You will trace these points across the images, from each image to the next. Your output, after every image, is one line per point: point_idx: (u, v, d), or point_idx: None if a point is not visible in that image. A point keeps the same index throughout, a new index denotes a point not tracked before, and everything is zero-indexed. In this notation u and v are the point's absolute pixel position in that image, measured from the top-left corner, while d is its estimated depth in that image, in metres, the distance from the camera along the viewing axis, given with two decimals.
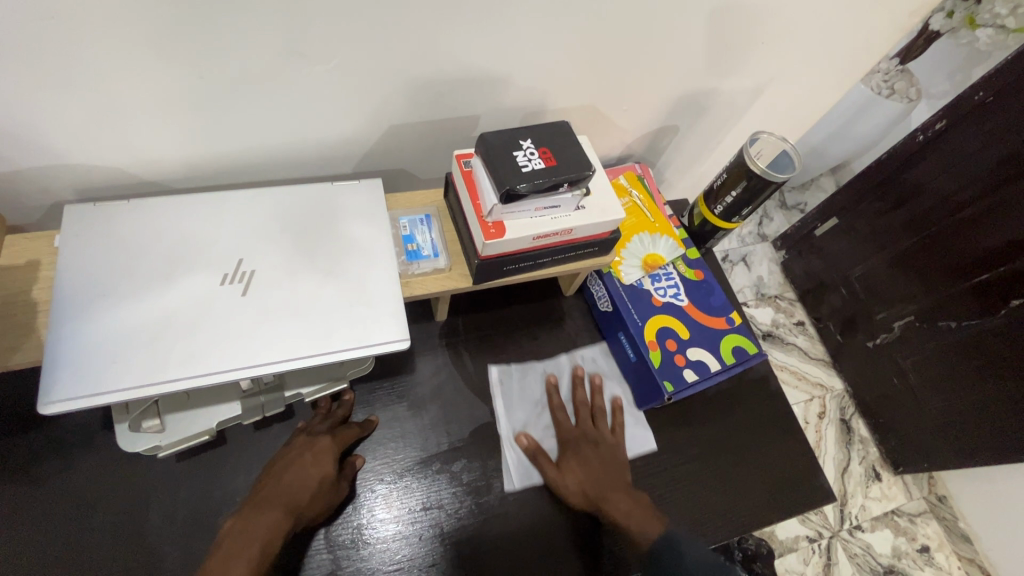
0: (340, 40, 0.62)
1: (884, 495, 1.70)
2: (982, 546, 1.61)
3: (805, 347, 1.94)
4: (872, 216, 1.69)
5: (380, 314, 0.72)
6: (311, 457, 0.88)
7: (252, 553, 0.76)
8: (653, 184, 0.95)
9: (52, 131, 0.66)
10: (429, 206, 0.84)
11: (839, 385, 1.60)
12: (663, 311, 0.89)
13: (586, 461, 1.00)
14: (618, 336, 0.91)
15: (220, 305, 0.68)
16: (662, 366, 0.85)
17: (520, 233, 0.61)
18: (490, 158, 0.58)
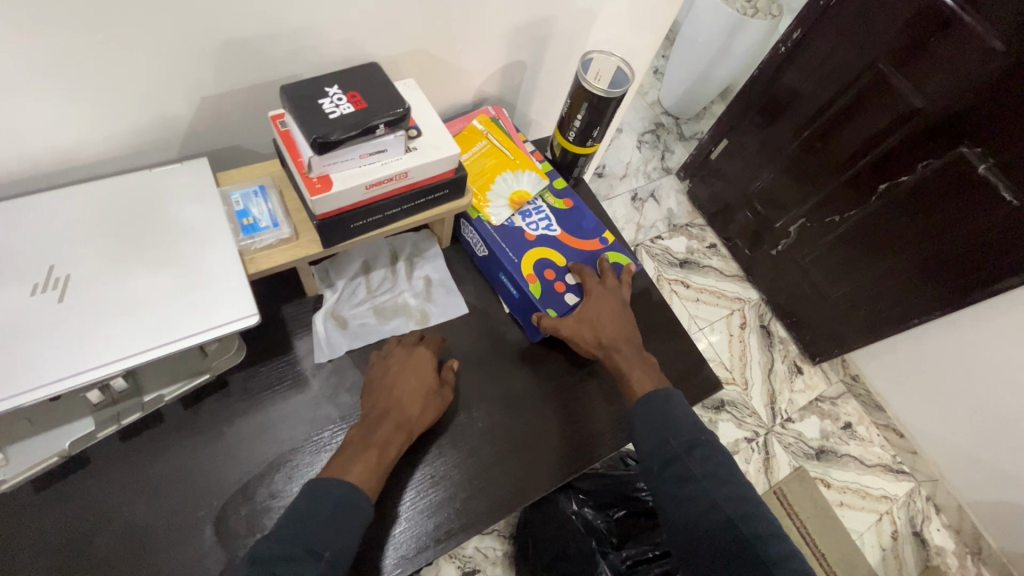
0: (103, 15, 0.56)
1: (807, 386, 1.85)
2: (895, 411, 1.79)
3: (720, 267, 2.05)
4: (757, 130, 1.78)
5: (229, 294, 0.66)
6: (414, 369, 0.85)
7: (367, 460, 0.75)
8: (508, 123, 0.96)
9: None
10: (263, 176, 0.77)
11: (748, 299, 1.99)
12: (535, 244, 0.90)
13: (609, 312, 0.87)
14: (500, 276, 0.91)
15: (37, 316, 0.60)
16: (543, 296, 0.88)
17: (349, 183, 0.62)
18: (295, 110, 0.58)
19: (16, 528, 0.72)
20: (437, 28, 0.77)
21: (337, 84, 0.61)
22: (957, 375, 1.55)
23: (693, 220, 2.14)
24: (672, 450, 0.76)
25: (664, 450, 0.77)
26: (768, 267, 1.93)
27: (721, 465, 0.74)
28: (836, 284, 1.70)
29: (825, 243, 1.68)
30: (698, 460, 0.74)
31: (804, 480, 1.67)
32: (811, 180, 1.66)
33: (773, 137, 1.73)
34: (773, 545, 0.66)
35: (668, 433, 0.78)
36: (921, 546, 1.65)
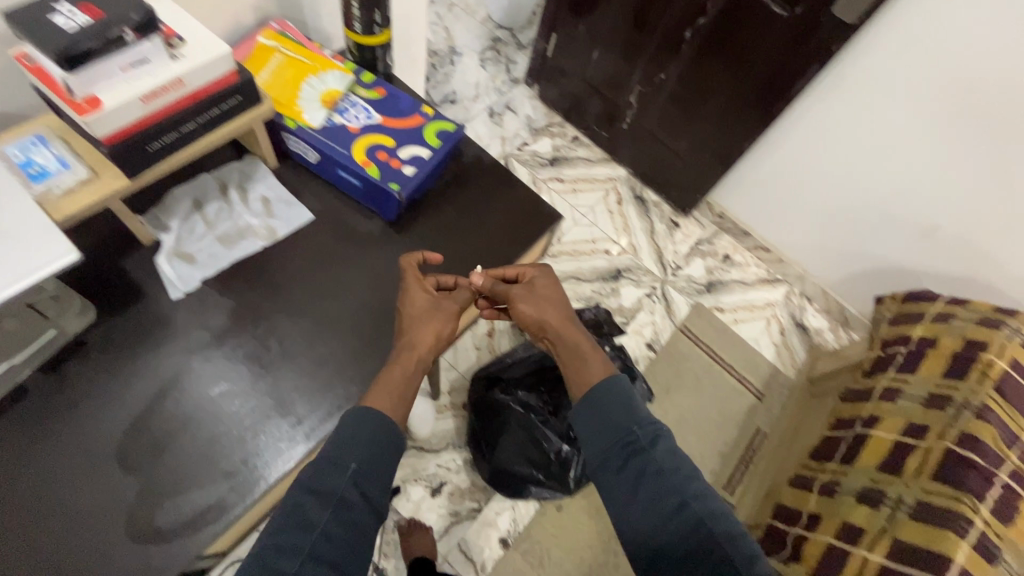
0: None
1: (686, 235, 2.06)
2: (759, 233, 2.05)
3: (587, 155, 2.18)
4: (577, 16, 1.86)
5: (42, 245, 0.79)
6: (418, 299, 1.06)
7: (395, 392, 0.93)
8: (297, 35, 1.13)
9: None
10: (41, 128, 0.90)
11: (618, 176, 2.15)
12: (361, 133, 1.12)
13: (547, 300, 1.08)
14: (340, 171, 1.12)
15: None
16: (380, 173, 1.08)
17: (122, 98, 0.83)
18: (32, 32, 0.74)
19: None
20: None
21: (69, 4, 0.78)
22: (794, 184, 1.80)
23: (552, 119, 2.24)
24: (637, 441, 0.85)
25: (630, 443, 0.85)
26: (626, 142, 2.08)
27: (679, 461, 0.83)
28: (679, 136, 1.88)
29: (661, 102, 1.84)
30: (660, 451, 0.83)
31: (700, 313, 1.90)
32: (632, 47, 1.78)
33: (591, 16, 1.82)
34: (732, 536, 0.76)
35: (632, 423, 0.87)
36: (804, 333, 1.95)
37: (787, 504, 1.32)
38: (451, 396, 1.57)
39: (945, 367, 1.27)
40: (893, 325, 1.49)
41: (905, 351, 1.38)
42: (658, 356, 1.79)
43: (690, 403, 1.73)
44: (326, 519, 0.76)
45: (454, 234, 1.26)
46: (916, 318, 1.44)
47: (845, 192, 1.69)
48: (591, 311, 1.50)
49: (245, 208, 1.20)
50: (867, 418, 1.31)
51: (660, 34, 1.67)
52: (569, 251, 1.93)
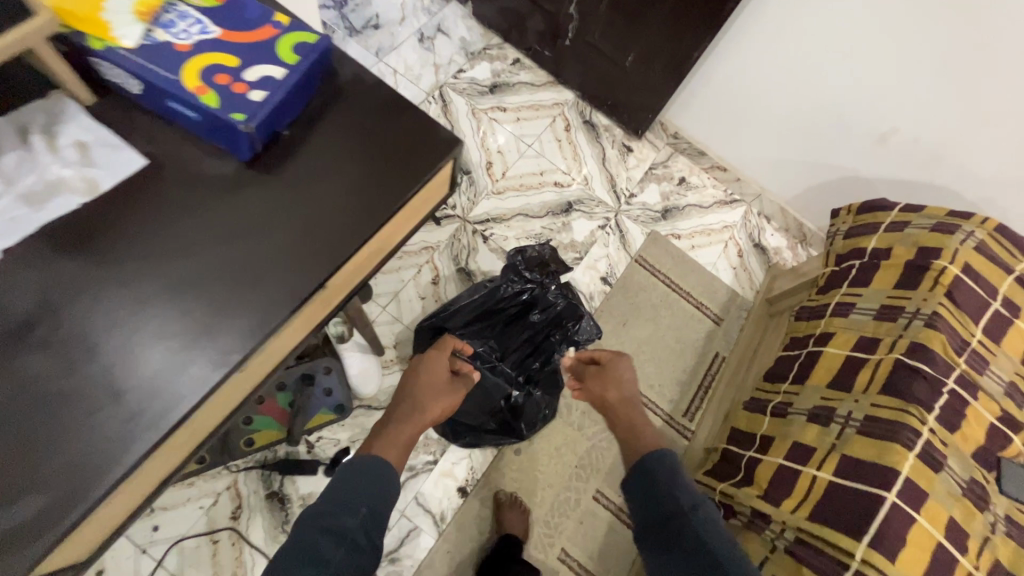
0: None
1: (639, 160, 1.94)
2: (715, 151, 1.94)
3: (530, 80, 1.99)
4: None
5: None
6: (447, 393, 1.07)
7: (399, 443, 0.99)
8: None
9: None
10: None
11: (565, 101, 1.98)
12: (194, 53, 0.66)
13: (614, 380, 1.19)
14: (167, 104, 0.65)
15: None
16: (221, 103, 0.63)
17: None
18: None
19: None
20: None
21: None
22: (748, 94, 1.68)
23: (489, 40, 2.02)
24: (682, 505, 0.99)
25: (673, 509, 0.99)
26: (573, 61, 1.90)
27: (725, 540, 0.95)
28: (627, 51, 1.71)
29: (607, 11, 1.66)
30: (699, 517, 0.97)
31: (656, 241, 1.82)
32: None
33: None
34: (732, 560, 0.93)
35: (675, 489, 1.00)
36: (762, 254, 1.90)
37: (742, 428, 1.31)
38: (397, 349, 1.49)
39: (897, 278, 1.23)
40: (848, 238, 1.42)
41: (858, 263, 1.33)
42: (613, 289, 1.73)
43: (648, 335, 1.69)
44: (336, 555, 0.82)
45: (300, 184, 0.68)
46: (870, 229, 1.37)
47: (800, 99, 1.59)
48: (531, 248, 1.38)
49: None
50: (819, 335, 1.28)
51: None
52: (516, 186, 1.79)
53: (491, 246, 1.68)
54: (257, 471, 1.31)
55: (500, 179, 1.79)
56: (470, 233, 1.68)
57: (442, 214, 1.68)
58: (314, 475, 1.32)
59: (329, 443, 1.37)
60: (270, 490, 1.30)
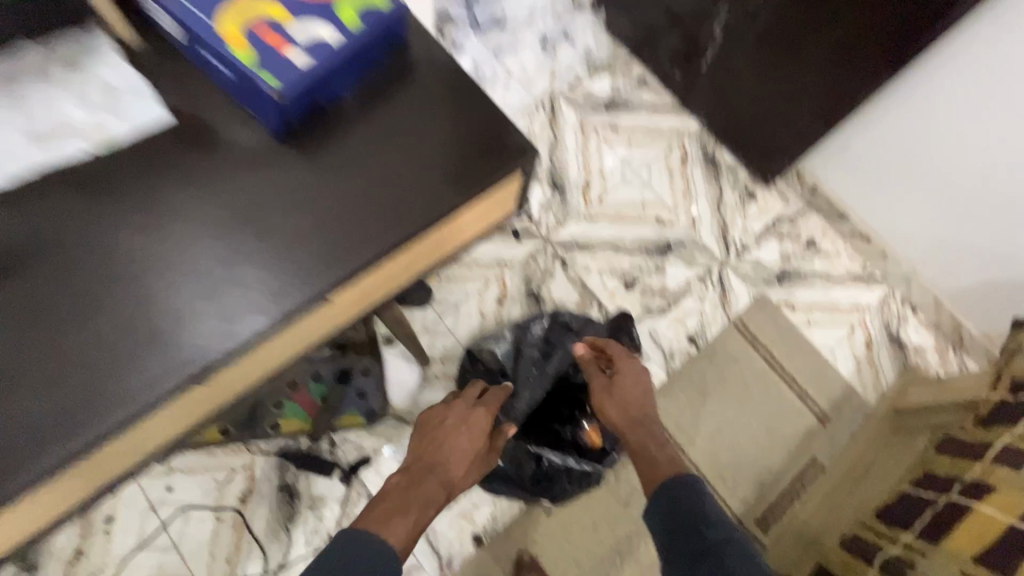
0: None
1: (762, 210, 1.67)
2: (859, 217, 1.63)
3: (653, 100, 1.78)
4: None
5: None
6: (464, 436, 0.97)
7: (410, 519, 0.82)
8: None
9: None
10: None
11: (686, 130, 1.75)
12: (233, 7, 0.75)
13: (634, 394, 1.02)
14: (203, 55, 0.76)
15: None
16: (260, 63, 0.73)
17: None
18: None
19: None
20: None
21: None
22: (924, 155, 1.38)
23: (611, 51, 1.82)
24: (701, 547, 0.75)
25: (700, 546, 0.75)
26: (708, 87, 1.65)
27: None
28: (772, 84, 1.46)
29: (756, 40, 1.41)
30: (731, 559, 0.73)
31: (764, 307, 1.55)
32: None
33: None
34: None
35: (701, 524, 0.78)
36: (898, 349, 1.54)
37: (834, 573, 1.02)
38: (443, 365, 1.37)
39: None
40: None
41: None
42: (701, 353, 1.48)
43: (731, 415, 1.42)
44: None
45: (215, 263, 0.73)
46: None
47: (1010, 170, 1.25)
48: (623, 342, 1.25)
49: (85, 90, 0.75)
50: (969, 483, 0.96)
51: None
52: (611, 213, 1.61)
53: (569, 274, 1.51)
54: (275, 458, 1.25)
55: (595, 204, 1.61)
56: (549, 256, 1.53)
57: (524, 230, 1.55)
58: (328, 479, 1.24)
59: (351, 449, 1.28)
60: (283, 480, 1.24)
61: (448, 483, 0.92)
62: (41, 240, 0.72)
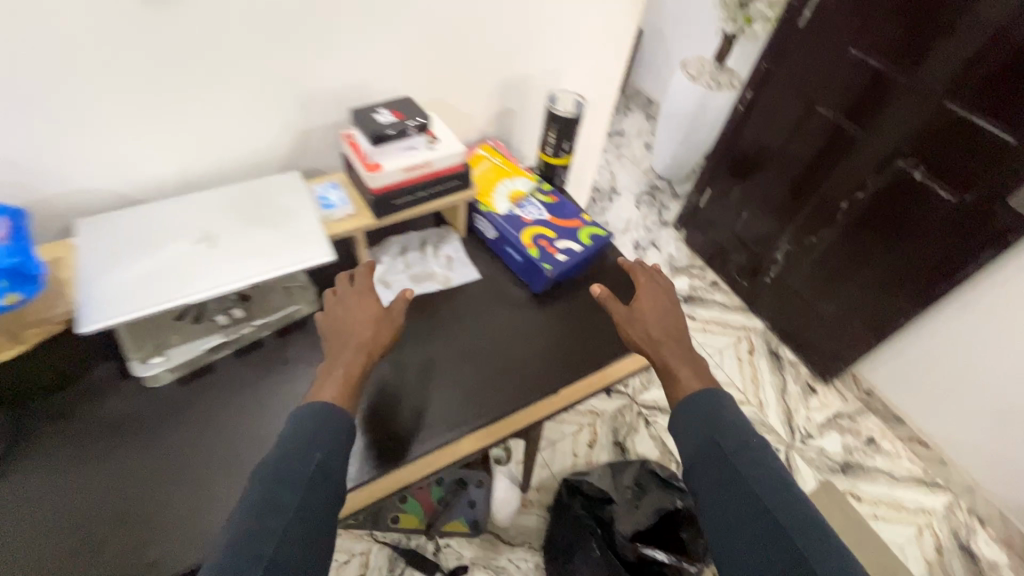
0: (222, 78, 0.74)
1: (823, 404, 1.89)
2: (916, 424, 1.81)
3: (724, 300, 2.16)
4: (731, 183, 1.94)
5: (309, 239, 0.76)
6: (364, 308, 0.72)
7: (338, 375, 0.65)
8: (505, 151, 1.06)
9: (21, 170, 0.69)
10: (335, 177, 0.86)
11: (751, 327, 2.09)
12: (533, 225, 0.95)
13: (659, 309, 0.79)
14: (507, 251, 0.94)
15: (204, 256, 0.72)
16: (539, 255, 0.90)
17: (393, 164, 0.77)
18: (356, 121, 0.76)
19: (42, 497, 0.62)
20: (469, 84, 0.97)
21: (386, 107, 0.77)
22: (967, 383, 1.61)
23: (690, 261, 2.25)
24: (715, 448, 0.60)
25: (724, 471, 0.58)
26: (772, 298, 1.99)
27: (780, 480, 0.56)
28: (827, 302, 1.76)
29: (812, 270, 1.75)
30: (750, 466, 0.58)
31: (832, 493, 1.68)
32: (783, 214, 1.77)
33: (745, 187, 1.87)
34: (798, 512, 0.54)
35: (718, 437, 0.61)
36: (970, 559, 1.60)
37: None
38: (538, 493, 1.57)
39: None
40: None
41: None
42: None
43: None
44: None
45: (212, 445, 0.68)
46: None
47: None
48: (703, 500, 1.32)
49: (430, 259, 0.94)
50: None
51: (815, 205, 1.64)
52: None
53: (652, 433, 1.75)
54: (388, 549, 1.44)
55: None
56: (634, 414, 1.79)
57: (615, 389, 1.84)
58: None
59: (452, 554, 1.44)
60: (393, 573, 1.40)
61: (354, 355, 0.67)
62: (132, 415, 0.69)
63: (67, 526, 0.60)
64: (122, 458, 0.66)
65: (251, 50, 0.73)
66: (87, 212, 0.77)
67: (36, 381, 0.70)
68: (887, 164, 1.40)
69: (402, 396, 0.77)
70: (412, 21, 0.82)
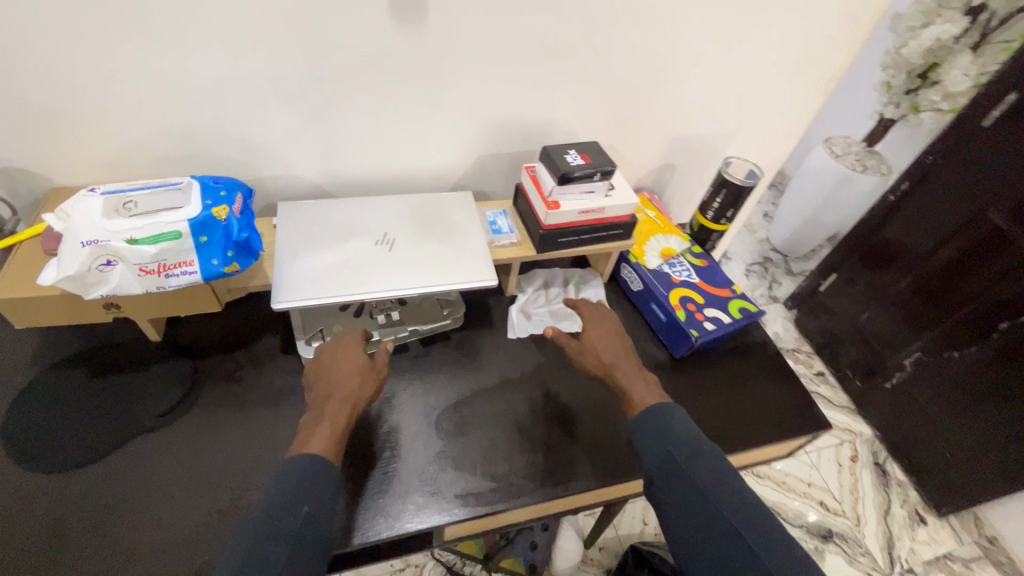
0: (426, 99, 0.78)
1: (930, 537, 1.42)
2: None
3: (831, 393, 1.65)
4: (861, 273, 1.49)
5: (477, 262, 0.78)
6: (347, 356, 0.69)
7: (324, 425, 0.62)
8: (660, 205, 1.05)
9: (244, 153, 0.76)
10: (503, 205, 0.89)
11: (859, 432, 1.57)
12: (681, 286, 0.92)
13: (602, 335, 0.78)
14: (650, 306, 0.92)
15: (379, 258, 0.76)
16: (686, 319, 0.87)
17: (571, 207, 0.78)
18: (546, 159, 0.77)
19: (192, 453, 0.66)
20: (643, 136, 0.96)
21: (575, 149, 0.79)
22: None
23: (799, 345, 1.74)
24: (669, 459, 0.61)
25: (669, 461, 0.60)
26: (884, 403, 1.51)
27: (727, 482, 0.57)
28: (929, 426, 1.39)
29: (937, 395, 1.33)
30: (703, 469, 0.59)
31: None
32: (908, 316, 1.37)
33: (871, 279, 1.46)
34: (763, 526, 0.54)
35: (667, 444, 0.62)
36: None
37: None
38: (599, 553, 1.48)
39: None
40: None
41: None
42: None
43: None
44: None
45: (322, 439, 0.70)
46: None
47: None
48: None
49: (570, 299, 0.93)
50: None
51: (948, 321, 1.26)
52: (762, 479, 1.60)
53: None
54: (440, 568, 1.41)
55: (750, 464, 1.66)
56: None
57: None
58: None
59: None
60: None
61: (340, 406, 0.64)
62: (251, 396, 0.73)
63: (200, 488, 0.64)
64: (268, 432, 0.70)
65: (458, 78, 0.77)
66: (283, 197, 0.84)
67: (221, 344, 0.76)
68: (1012, 301, 1.10)
69: (539, 434, 0.76)
70: (609, 71, 0.83)
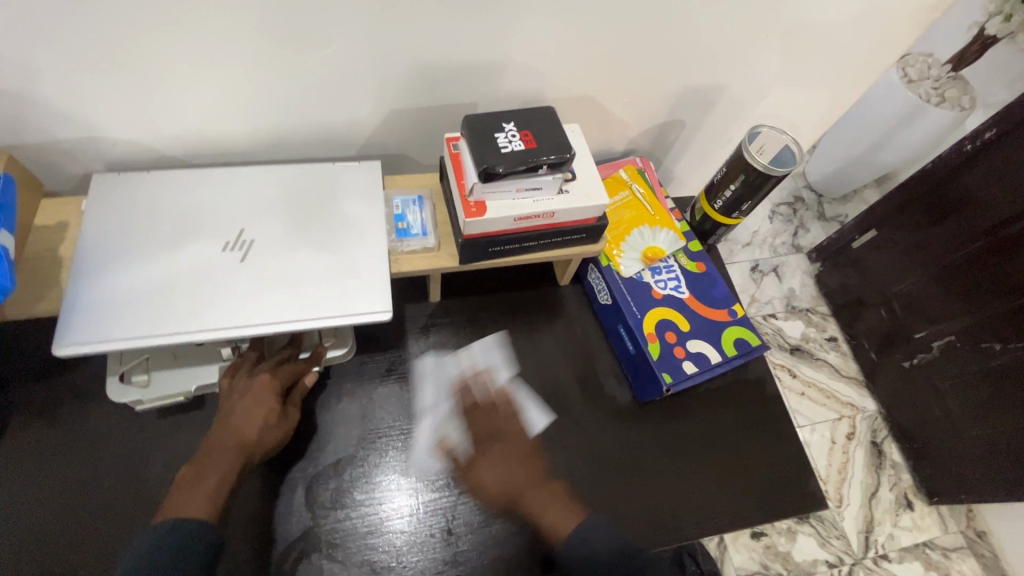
0: (300, 42, 0.51)
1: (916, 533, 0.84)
2: None
3: (836, 363, 0.94)
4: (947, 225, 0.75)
5: (367, 283, 0.56)
6: (252, 396, 0.53)
7: (203, 489, 0.47)
8: (655, 177, 0.77)
9: (31, 114, 0.52)
10: (425, 187, 0.64)
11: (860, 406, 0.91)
12: (663, 305, 0.69)
13: (509, 456, 0.57)
14: (618, 330, 0.70)
15: (222, 273, 0.54)
16: (660, 357, 0.65)
17: (503, 213, 0.53)
18: (467, 137, 0.51)
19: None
20: (643, 88, 0.67)
21: (514, 122, 0.53)
22: None
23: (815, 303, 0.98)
24: None
25: None
26: (899, 389, 0.87)
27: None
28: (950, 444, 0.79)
29: None
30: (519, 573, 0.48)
31: None
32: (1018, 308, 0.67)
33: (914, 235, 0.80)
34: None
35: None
36: None
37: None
38: None
39: None
40: None
41: None
42: None
43: None
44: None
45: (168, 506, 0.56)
46: None
47: None
48: None
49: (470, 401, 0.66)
50: None
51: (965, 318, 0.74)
52: None
53: None
54: None
55: None
56: None
57: None
58: None
59: None
60: None
61: (234, 461, 0.50)
62: (84, 442, 0.57)
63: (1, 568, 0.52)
64: (80, 500, 0.55)
65: (342, 10, 0.48)
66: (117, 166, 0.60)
67: (40, 370, 0.59)
68: None
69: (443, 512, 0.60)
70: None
